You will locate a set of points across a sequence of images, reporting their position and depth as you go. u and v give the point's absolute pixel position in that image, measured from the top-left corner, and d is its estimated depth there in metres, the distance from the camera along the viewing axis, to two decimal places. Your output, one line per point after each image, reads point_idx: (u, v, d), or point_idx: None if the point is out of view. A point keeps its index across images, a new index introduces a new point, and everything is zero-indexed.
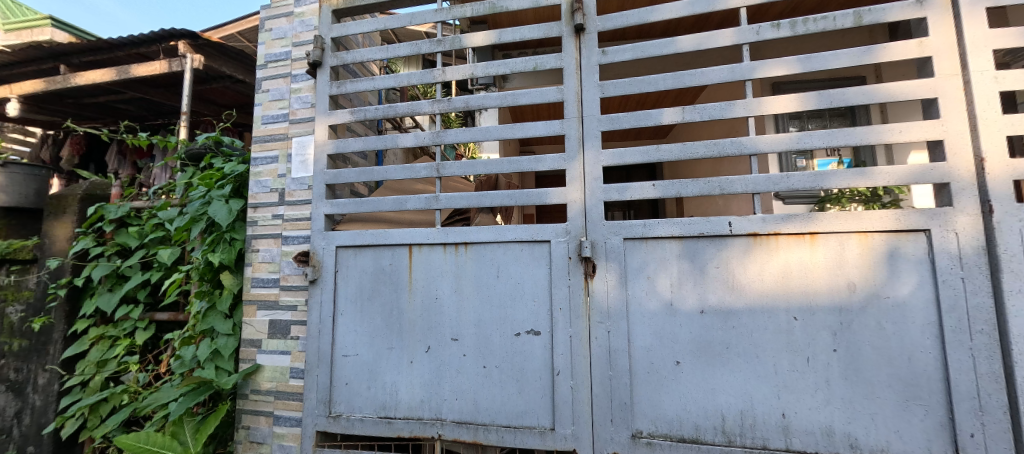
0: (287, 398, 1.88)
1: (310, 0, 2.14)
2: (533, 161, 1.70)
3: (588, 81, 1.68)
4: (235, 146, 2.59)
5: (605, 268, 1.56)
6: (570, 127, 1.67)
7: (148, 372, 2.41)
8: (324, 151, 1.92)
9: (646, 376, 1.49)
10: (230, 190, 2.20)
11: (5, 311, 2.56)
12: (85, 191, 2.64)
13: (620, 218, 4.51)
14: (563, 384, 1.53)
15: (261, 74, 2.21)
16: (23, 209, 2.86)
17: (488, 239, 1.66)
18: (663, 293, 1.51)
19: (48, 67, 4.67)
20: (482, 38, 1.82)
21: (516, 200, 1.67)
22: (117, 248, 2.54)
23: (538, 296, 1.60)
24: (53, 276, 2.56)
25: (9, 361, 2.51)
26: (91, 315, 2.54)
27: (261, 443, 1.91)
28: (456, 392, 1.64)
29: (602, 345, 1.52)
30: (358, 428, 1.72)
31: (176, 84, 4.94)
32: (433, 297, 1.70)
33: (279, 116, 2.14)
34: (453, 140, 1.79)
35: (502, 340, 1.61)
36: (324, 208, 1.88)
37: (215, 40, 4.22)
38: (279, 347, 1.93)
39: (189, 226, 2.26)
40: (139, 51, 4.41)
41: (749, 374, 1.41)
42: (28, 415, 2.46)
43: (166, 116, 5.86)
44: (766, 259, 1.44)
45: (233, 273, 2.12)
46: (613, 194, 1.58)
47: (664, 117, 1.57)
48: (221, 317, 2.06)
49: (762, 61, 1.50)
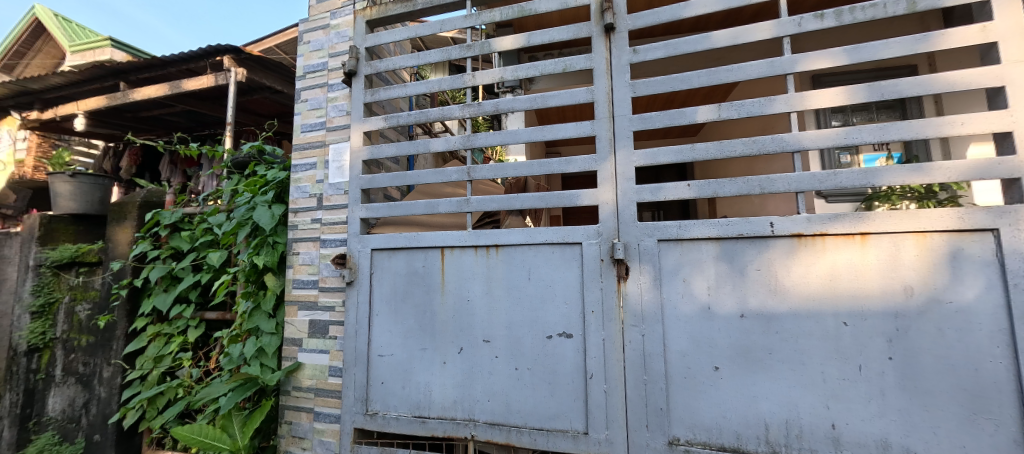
0: (326, 395, 1.95)
1: (345, 13, 2.23)
2: (563, 162, 1.70)
3: (619, 80, 1.66)
4: (276, 154, 2.73)
5: (639, 270, 1.53)
6: (600, 127, 1.66)
7: (200, 368, 2.56)
8: (359, 157, 1.99)
9: (682, 382, 1.45)
10: (273, 196, 2.32)
11: (75, 309, 2.82)
12: (143, 198, 2.85)
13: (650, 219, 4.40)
14: (596, 388, 1.52)
15: (300, 85, 2.31)
16: (89, 216, 3.13)
17: (518, 241, 1.66)
18: (700, 296, 1.47)
19: (109, 84, 5.06)
20: (511, 42, 1.83)
21: (547, 202, 1.67)
22: (171, 251, 2.72)
23: (570, 299, 1.59)
24: (116, 277, 2.76)
25: (79, 355, 2.76)
26: (148, 314, 2.72)
27: (302, 438, 1.99)
28: (488, 393, 1.65)
29: (636, 349, 1.49)
30: (393, 426, 1.76)
31: (221, 97, 5.25)
32: (465, 299, 1.73)
33: (316, 124, 2.23)
34: (483, 144, 1.81)
35: (534, 342, 1.61)
36: (360, 212, 1.94)
37: (257, 54, 4.46)
38: (319, 346, 2.01)
39: (236, 230, 2.39)
40: (188, 66, 4.73)
41: (794, 382, 1.35)
42: (94, 406, 2.66)
43: (211, 127, 6.23)
44: (812, 261, 1.37)
45: (276, 274, 2.23)
46: (646, 194, 1.56)
47: (699, 115, 1.53)
48: (265, 317, 2.18)
49: (805, 54, 1.43)
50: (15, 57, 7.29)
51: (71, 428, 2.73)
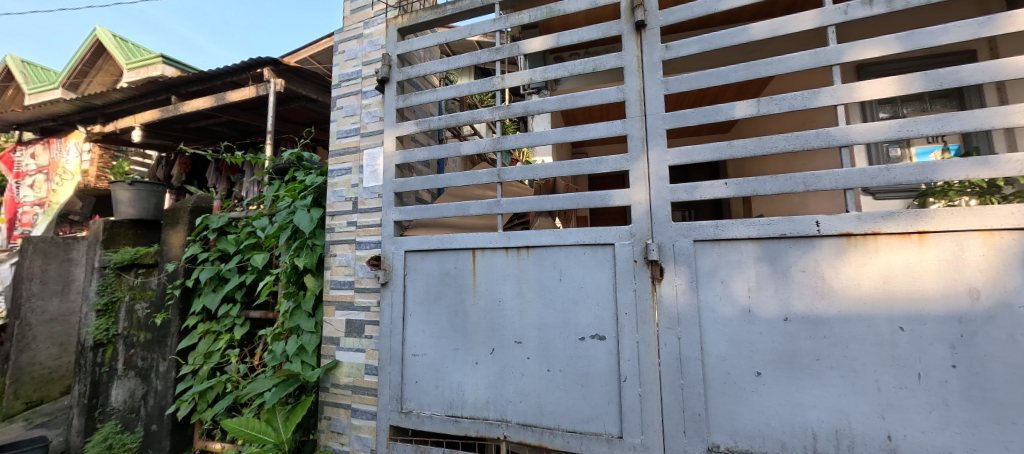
0: (363, 392, 2.01)
1: (378, 22, 2.30)
2: (594, 162, 1.68)
3: (651, 78, 1.63)
4: (313, 160, 2.84)
5: (674, 272, 1.50)
6: (632, 126, 1.63)
7: (246, 364, 2.70)
8: (392, 162, 2.04)
9: (721, 387, 1.40)
10: (311, 200, 2.43)
11: (135, 307, 3.03)
12: (193, 204, 3.03)
13: (681, 219, 4.28)
14: (631, 391, 1.49)
15: (336, 93, 2.40)
16: (145, 221, 3.40)
17: (550, 242, 1.66)
18: (740, 299, 1.42)
19: (162, 98, 5.42)
20: (541, 43, 1.84)
21: (578, 203, 1.66)
22: (218, 253, 2.87)
23: (602, 301, 1.57)
24: (170, 278, 2.95)
25: (139, 350, 2.97)
26: (199, 312, 2.89)
27: (340, 434, 2.06)
28: (520, 394, 1.65)
29: (672, 352, 1.46)
30: (427, 425, 1.79)
31: (261, 107, 5.53)
32: (496, 301, 1.74)
33: (351, 131, 2.31)
34: (513, 146, 1.81)
35: (565, 344, 1.60)
36: (393, 215, 1.99)
37: (294, 65, 4.67)
38: (355, 345, 2.07)
39: (278, 233, 2.51)
40: (232, 79, 5.01)
41: (844, 390, 1.28)
42: (152, 398, 2.84)
43: (252, 135, 6.57)
44: (862, 262, 1.29)
45: (315, 275, 2.33)
46: (681, 193, 1.52)
47: (737, 111, 1.48)
48: (305, 316, 2.27)
49: (852, 43, 1.36)
50: (78, 75, 7.89)
51: (130, 418, 2.95)
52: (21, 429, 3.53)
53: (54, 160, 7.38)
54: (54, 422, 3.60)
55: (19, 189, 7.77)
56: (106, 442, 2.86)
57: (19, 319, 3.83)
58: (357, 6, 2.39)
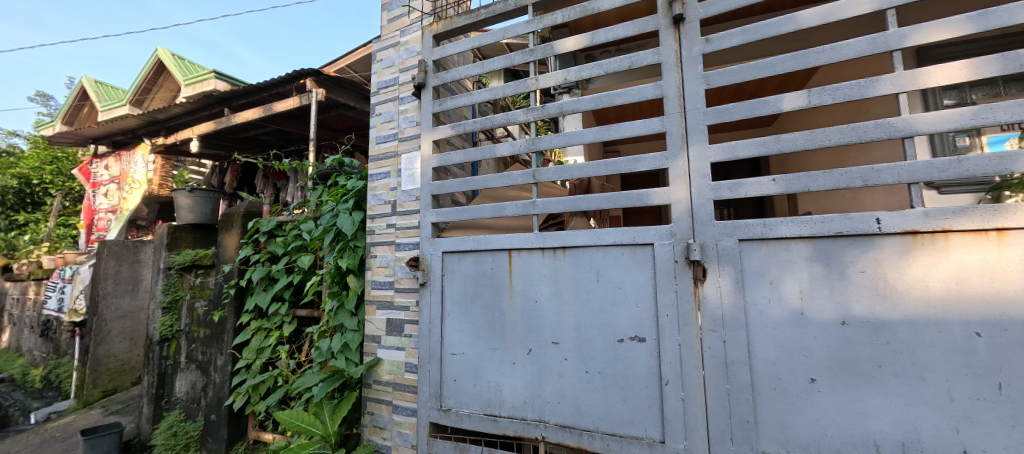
0: (403, 389, 2.07)
1: (413, 29, 2.37)
2: (631, 161, 1.65)
3: (691, 72, 1.58)
4: (354, 165, 2.96)
5: (718, 272, 1.44)
6: (671, 123, 1.59)
7: (295, 359, 2.85)
8: (429, 165, 2.09)
9: (770, 392, 1.34)
10: (353, 203, 2.53)
11: (195, 305, 3.26)
12: (245, 209, 3.23)
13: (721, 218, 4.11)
14: (673, 395, 1.45)
15: (375, 100, 2.49)
16: (201, 225, 3.68)
17: (586, 243, 1.64)
18: (791, 301, 1.35)
19: (216, 111, 5.81)
20: (574, 42, 1.83)
21: (615, 203, 1.63)
22: (268, 255, 3.04)
23: (641, 302, 1.54)
24: (226, 278, 3.15)
25: (199, 345, 3.19)
26: (251, 310, 3.06)
27: (383, 429, 2.13)
28: (558, 395, 1.65)
29: (716, 356, 1.41)
30: (466, 423, 1.82)
31: (304, 116, 5.82)
32: (533, 301, 1.74)
33: (390, 136, 2.39)
34: (547, 146, 1.81)
35: (604, 346, 1.58)
36: (431, 216, 2.04)
37: (334, 74, 4.88)
38: (395, 343, 2.14)
39: (323, 235, 2.63)
40: (277, 90, 5.30)
41: (911, 399, 1.19)
42: (210, 390, 3.04)
43: (295, 143, 6.92)
44: (931, 261, 1.20)
45: (357, 276, 2.43)
46: (724, 191, 1.46)
47: (785, 104, 1.41)
48: (348, 315, 2.37)
49: (916, 25, 1.26)
50: (142, 92, 8.62)
51: (192, 408, 3.19)
52: (99, 415, 3.90)
53: (125, 171, 8.09)
54: (126, 409, 3.95)
55: (95, 197, 8.58)
56: (172, 429, 3.12)
57: (97, 315, 4.24)
58: (394, 16, 2.47)
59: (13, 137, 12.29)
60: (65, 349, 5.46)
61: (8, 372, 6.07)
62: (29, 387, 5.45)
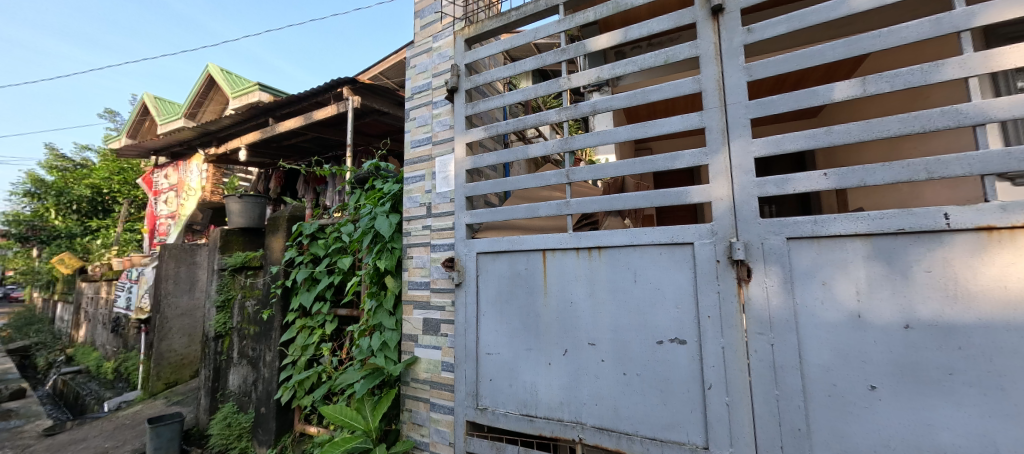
0: (440, 387, 2.11)
1: (445, 35, 2.41)
2: (668, 158, 1.60)
3: (731, 65, 1.52)
4: (389, 169, 3.05)
5: (764, 272, 1.38)
6: (710, 118, 1.54)
7: (337, 356, 2.96)
8: (463, 167, 2.12)
9: (824, 399, 1.27)
10: (389, 206, 2.61)
11: (245, 304, 3.46)
12: (290, 213, 3.40)
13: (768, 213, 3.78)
14: (716, 400, 1.40)
15: (409, 105, 2.56)
16: (251, 229, 3.91)
17: (622, 243, 1.62)
18: (846, 302, 1.27)
19: (261, 121, 6.15)
20: (607, 39, 1.80)
21: (652, 201, 1.60)
22: (310, 257, 3.18)
23: (681, 303, 1.50)
24: (273, 278, 3.32)
25: (250, 342, 3.39)
26: (295, 309, 3.21)
27: (421, 425, 2.19)
28: (595, 397, 1.63)
29: (764, 360, 1.35)
30: (502, 422, 1.83)
31: (341, 123, 6.05)
32: (568, 302, 1.73)
33: (424, 140, 2.44)
34: (580, 146, 1.79)
35: (642, 347, 1.55)
36: (465, 218, 2.07)
37: (369, 82, 5.05)
38: (432, 342, 2.18)
39: (361, 238, 2.73)
40: (317, 99, 5.55)
41: (987, 410, 1.09)
42: (260, 384, 3.21)
43: (333, 149, 7.22)
44: (1010, 259, 1.09)
45: (395, 276, 2.51)
46: (769, 187, 1.39)
47: (837, 93, 1.33)
48: (386, 314, 2.45)
49: (987, 3, 1.16)
50: (195, 106, 9.26)
51: (244, 400, 3.40)
52: (163, 405, 4.23)
53: (182, 179, 8.71)
54: (186, 400, 4.25)
55: (157, 204, 9.30)
56: (227, 420, 3.35)
57: (160, 313, 4.60)
58: (427, 22, 2.53)
59: (86, 151, 13.51)
60: (132, 344, 5.94)
61: (85, 364, 6.69)
62: (103, 378, 5.98)
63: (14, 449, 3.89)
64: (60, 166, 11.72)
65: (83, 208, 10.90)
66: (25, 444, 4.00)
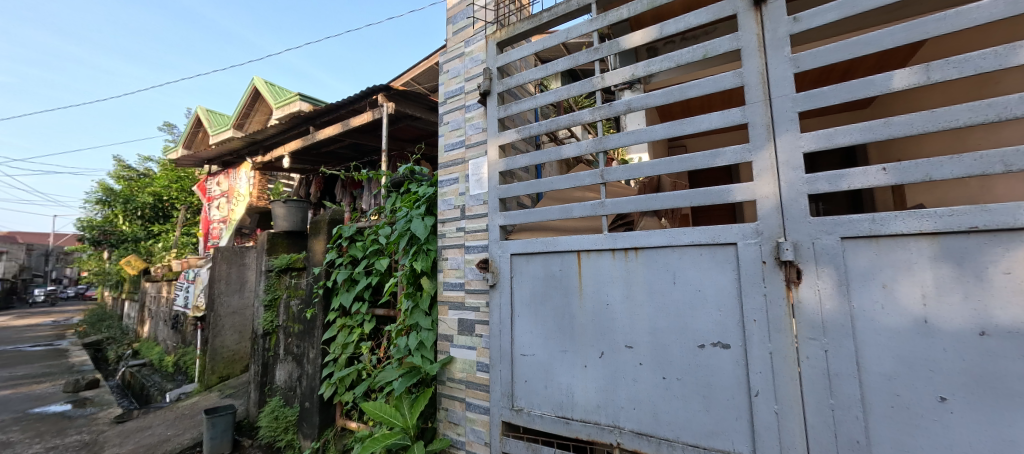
0: (475, 387, 2.13)
1: (477, 39, 2.45)
2: (708, 156, 1.54)
3: (776, 56, 1.45)
4: (423, 172, 3.12)
5: (816, 273, 1.31)
6: (754, 113, 1.47)
7: (375, 355, 3.06)
8: (496, 169, 2.14)
9: (885, 410, 1.19)
10: (425, 209, 2.67)
11: (291, 304, 3.63)
12: (330, 216, 3.54)
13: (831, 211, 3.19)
14: (764, 408, 1.34)
15: (442, 109, 2.61)
16: (295, 232, 4.14)
17: (660, 243, 1.58)
18: (910, 307, 1.18)
19: (303, 129, 6.46)
20: (642, 36, 1.76)
21: (691, 201, 1.55)
22: (349, 258, 3.29)
23: (724, 306, 1.44)
24: (315, 279, 3.47)
25: (295, 339, 3.56)
26: (336, 309, 3.33)
27: (457, 424, 2.22)
28: (633, 401, 1.59)
29: (816, 367, 1.27)
30: (538, 424, 1.83)
31: (376, 129, 6.26)
32: (604, 303, 1.71)
33: (457, 143, 2.48)
34: (614, 145, 1.77)
35: (683, 351, 1.50)
36: (499, 220, 2.09)
37: (402, 88, 5.19)
38: (467, 343, 2.21)
39: (398, 240, 2.80)
40: (354, 107, 5.77)
41: None
42: (304, 380, 3.37)
43: (369, 154, 7.47)
44: None
45: (430, 277, 2.57)
46: (820, 183, 1.32)
47: (896, 82, 1.24)
48: (422, 314, 2.51)
49: None
50: (243, 117, 9.86)
51: (289, 395, 3.58)
52: (217, 397, 4.51)
53: (232, 186, 9.27)
54: (237, 393, 4.52)
55: (210, 209, 9.95)
56: (274, 413, 3.53)
57: (213, 311, 4.92)
58: (459, 27, 2.57)
59: (148, 162, 14.65)
60: (190, 339, 6.38)
61: (149, 358, 7.26)
62: (164, 371, 6.46)
63: (90, 434, 4.27)
64: (127, 175, 12.75)
65: (145, 214, 11.84)
66: (99, 430, 4.38)
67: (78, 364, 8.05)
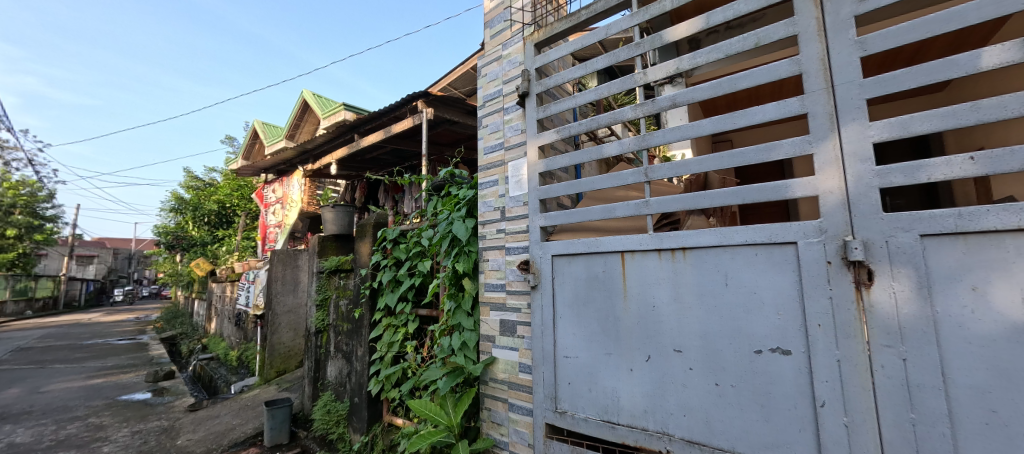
0: (518, 388, 2.13)
1: (514, 41, 2.46)
2: (762, 150, 1.45)
3: (839, 40, 1.34)
4: (463, 175, 3.17)
5: (890, 274, 1.20)
6: (814, 102, 1.38)
7: (420, 353, 3.14)
8: (536, 170, 2.13)
9: (978, 427, 1.06)
10: (465, 211, 2.72)
11: (340, 303, 3.81)
12: (375, 219, 3.68)
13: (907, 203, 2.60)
14: (832, 420, 1.24)
15: (481, 113, 2.64)
16: (342, 235, 4.35)
17: (710, 243, 1.50)
18: (1008, 312, 1.05)
19: (348, 137, 6.78)
20: (687, 28, 1.70)
21: (745, 198, 1.47)
22: (393, 260, 3.40)
23: (784, 309, 1.35)
24: (362, 280, 3.62)
25: (344, 337, 3.73)
26: (382, 309, 3.46)
27: (500, 425, 2.23)
28: (683, 408, 1.53)
29: (893, 377, 1.17)
30: (582, 427, 1.80)
31: (416, 134, 6.45)
32: (650, 306, 1.65)
33: (497, 145, 2.50)
34: (659, 142, 1.70)
35: (738, 357, 1.42)
36: (539, 221, 2.08)
37: (441, 94, 5.31)
38: (509, 343, 2.22)
39: (440, 242, 2.86)
40: (395, 114, 5.98)
41: None
42: (353, 376, 3.52)
43: (409, 159, 7.71)
44: None
45: (472, 278, 2.60)
46: (894, 176, 1.21)
47: (986, 60, 1.12)
48: (465, 315, 2.55)
49: None
50: (294, 128, 10.49)
51: (340, 390, 3.75)
52: (275, 390, 4.82)
53: (286, 193, 9.86)
54: (293, 387, 4.81)
55: (267, 215, 10.66)
56: (327, 407, 3.72)
57: (271, 310, 5.27)
58: (496, 31, 2.60)
59: (212, 172, 15.92)
60: (251, 335, 6.87)
61: (216, 352, 7.89)
62: (229, 365, 7.00)
63: (168, 420, 4.70)
64: (195, 185, 13.93)
65: (211, 220, 12.90)
66: (175, 417, 4.81)
67: (157, 357, 8.88)
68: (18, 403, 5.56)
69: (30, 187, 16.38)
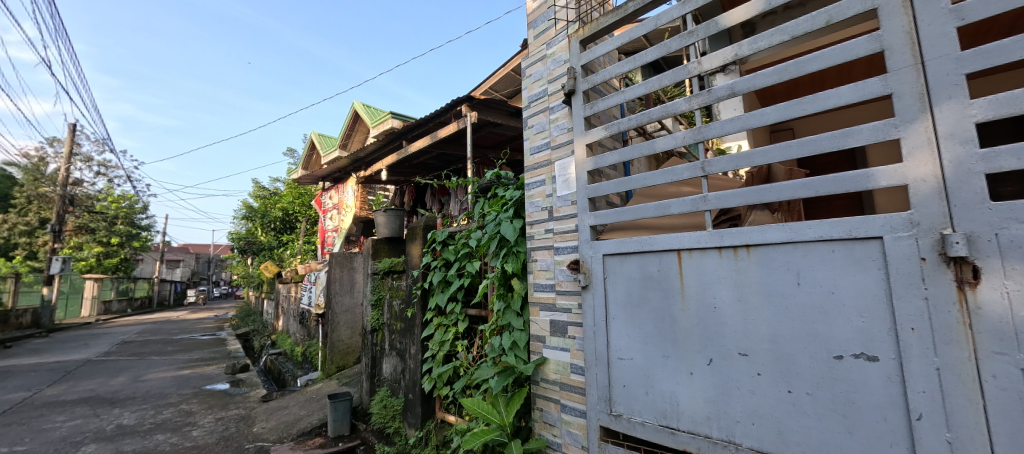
0: (570, 389, 2.11)
1: (559, 39, 2.44)
2: (837, 136, 1.33)
3: (929, 10, 1.20)
4: (509, 176, 3.19)
5: (1001, 271, 1.05)
6: (899, 81, 1.24)
7: (471, 352, 3.19)
8: (585, 169, 2.10)
9: None
10: (513, 212, 2.73)
11: (394, 303, 3.98)
12: (424, 222, 3.79)
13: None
14: (931, 435, 1.11)
15: (526, 113, 2.64)
16: (394, 239, 4.54)
17: (778, 239, 1.40)
18: None
19: (397, 144, 7.08)
20: (745, 11, 1.59)
21: (818, 190, 1.35)
22: (442, 261, 3.48)
23: (868, 311, 1.23)
24: (414, 280, 3.75)
25: (399, 336, 3.88)
26: (433, 309, 3.56)
27: (553, 425, 2.21)
28: (751, 415, 1.44)
29: (1008, 389, 1.02)
30: (640, 431, 1.74)
31: (461, 138, 6.59)
32: (711, 307, 1.56)
33: (543, 145, 2.49)
34: (716, 134, 1.60)
35: (815, 363, 1.31)
36: (589, 220, 2.05)
37: (483, 97, 5.38)
38: (560, 344, 2.20)
39: (488, 243, 2.89)
40: (440, 119, 6.15)
41: None
42: (408, 373, 3.65)
43: (455, 163, 7.91)
44: None
45: (521, 278, 2.61)
46: (1004, 159, 1.06)
47: None
48: (514, 315, 2.55)
49: None
50: (347, 138, 11.12)
51: (395, 386, 3.91)
52: (336, 384, 5.13)
53: (341, 199, 10.42)
54: (352, 382, 5.10)
55: (325, 220, 11.37)
56: (383, 402, 3.89)
57: (330, 309, 5.62)
58: (540, 30, 2.59)
59: (277, 182, 17.29)
60: (314, 333, 7.35)
61: (284, 348, 8.53)
62: (295, 359, 7.54)
63: (245, 409, 5.14)
64: (262, 194, 15.17)
65: (277, 226, 13.97)
66: (251, 406, 5.26)
67: (234, 351, 9.76)
68: (124, 390, 6.34)
69: (130, 200, 18.65)
